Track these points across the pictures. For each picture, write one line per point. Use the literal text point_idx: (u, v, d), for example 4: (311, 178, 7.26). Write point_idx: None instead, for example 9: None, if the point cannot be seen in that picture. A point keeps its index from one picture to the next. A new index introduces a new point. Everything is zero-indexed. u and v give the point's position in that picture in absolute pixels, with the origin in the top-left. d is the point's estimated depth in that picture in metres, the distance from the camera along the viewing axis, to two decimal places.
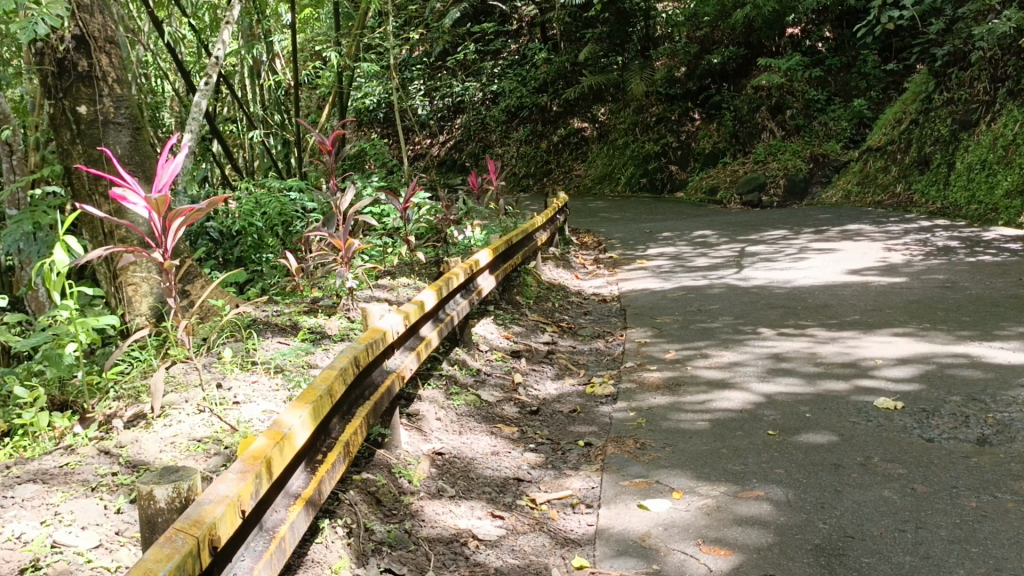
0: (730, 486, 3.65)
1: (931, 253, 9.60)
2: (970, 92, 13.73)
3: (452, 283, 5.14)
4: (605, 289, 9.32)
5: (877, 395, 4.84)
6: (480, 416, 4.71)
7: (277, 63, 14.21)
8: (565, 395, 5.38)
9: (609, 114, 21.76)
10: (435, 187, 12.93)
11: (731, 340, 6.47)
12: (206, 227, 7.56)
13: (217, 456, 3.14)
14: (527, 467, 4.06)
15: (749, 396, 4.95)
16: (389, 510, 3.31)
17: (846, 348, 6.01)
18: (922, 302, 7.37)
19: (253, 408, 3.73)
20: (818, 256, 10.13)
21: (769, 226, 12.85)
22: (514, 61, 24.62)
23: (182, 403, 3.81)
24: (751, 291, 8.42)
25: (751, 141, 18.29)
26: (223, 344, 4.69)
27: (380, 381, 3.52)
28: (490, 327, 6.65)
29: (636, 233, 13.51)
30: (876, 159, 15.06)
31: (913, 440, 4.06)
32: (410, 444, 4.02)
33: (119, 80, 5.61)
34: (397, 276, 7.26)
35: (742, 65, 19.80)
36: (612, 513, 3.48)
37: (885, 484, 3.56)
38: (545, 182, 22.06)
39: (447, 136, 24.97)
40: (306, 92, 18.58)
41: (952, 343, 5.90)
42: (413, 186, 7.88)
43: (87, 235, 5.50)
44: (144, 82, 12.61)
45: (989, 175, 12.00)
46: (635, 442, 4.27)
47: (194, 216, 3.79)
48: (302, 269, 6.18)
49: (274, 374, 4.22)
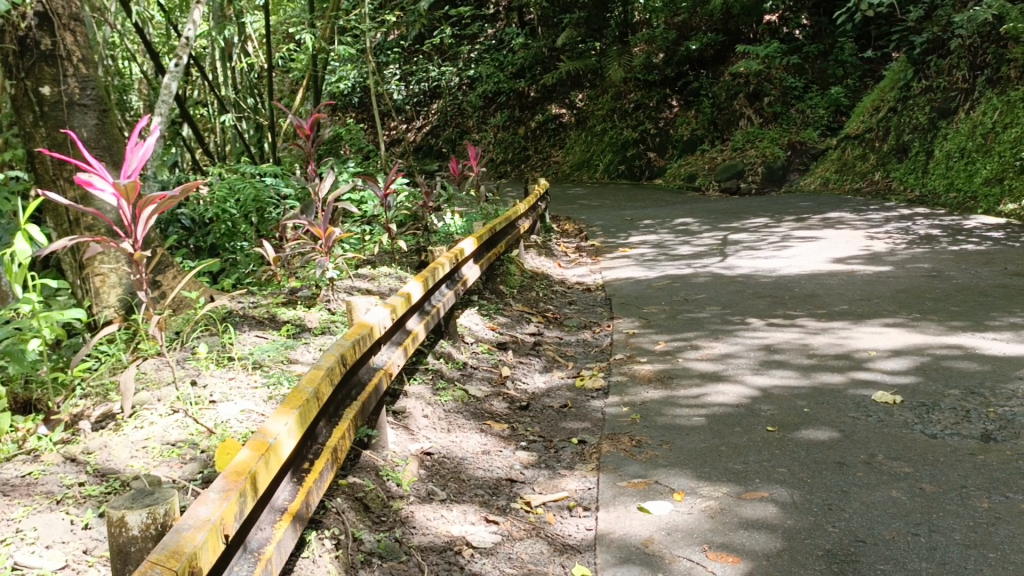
0: (733, 486, 3.51)
1: (915, 241, 9.55)
2: (948, 79, 13.71)
3: (438, 273, 4.95)
4: (588, 278, 9.16)
5: (874, 388, 4.72)
6: (469, 413, 4.53)
7: (249, 45, 13.86)
8: (554, 389, 5.22)
9: (587, 100, 21.58)
10: (413, 172, 12.67)
11: (721, 331, 6.34)
12: (178, 214, 7.36)
13: (193, 462, 2.94)
14: (520, 467, 3.89)
15: (743, 390, 4.82)
16: (379, 517, 3.13)
17: (837, 338, 5.90)
18: (910, 291, 7.27)
19: (231, 407, 3.53)
20: (801, 244, 10.05)
21: (751, 214, 12.76)
22: (491, 45, 24.30)
23: (154, 402, 3.59)
24: (736, 280, 8.30)
25: (729, 128, 18.21)
26: (198, 339, 4.46)
27: (366, 380, 3.33)
28: (474, 318, 6.46)
29: (617, 221, 13.38)
30: (854, 146, 15.01)
31: (916, 437, 3.94)
32: (397, 444, 3.84)
33: (84, 59, 5.33)
34: (378, 266, 7.05)
35: (720, 52, 19.71)
36: (612, 516, 3.32)
37: (892, 484, 3.44)
38: (523, 168, 21.90)
39: (424, 121, 24.69)
40: (279, 76, 18.19)
41: (944, 334, 5.80)
42: (394, 171, 7.64)
43: (50, 223, 5.21)
44: (112, 64, 12.24)
45: (968, 163, 11.97)
46: (630, 439, 4.12)
47: (166, 203, 3.56)
48: (279, 258, 5.94)
49: (252, 371, 4.01)
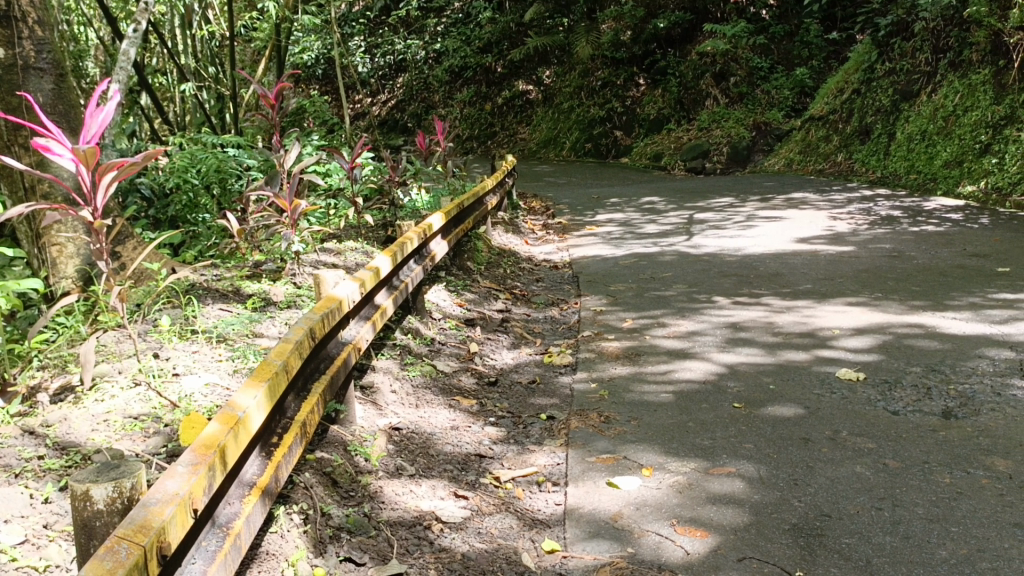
0: (701, 462, 3.53)
1: (876, 222, 9.68)
2: (912, 62, 13.87)
3: (406, 249, 4.90)
4: (555, 255, 9.14)
5: (838, 365, 4.79)
6: (437, 388, 4.50)
7: (211, 14, 13.53)
8: (522, 365, 5.21)
9: (554, 77, 21.47)
10: (379, 146, 12.50)
11: (687, 309, 6.38)
12: (137, 184, 7.06)
13: (157, 436, 2.86)
14: (489, 443, 3.88)
15: (710, 367, 4.85)
16: (347, 492, 3.09)
17: (802, 317, 5.96)
18: (873, 271, 7.37)
19: (195, 381, 3.46)
20: (765, 223, 10.14)
21: (716, 193, 12.84)
22: (458, 19, 23.96)
23: (115, 375, 3.51)
24: (702, 259, 8.34)
25: (695, 108, 18.27)
26: (159, 311, 4.35)
27: (335, 354, 3.29)
28: (442, 294, 6.42)
29: (583, 199, 13.37)
30: (818, 128, 15.15)
31: (879, 413, 4.00)
32: (365, 419, 3.80)
33: (40, 21, 5.14)
34: (343, 240, 6.96)
35: (687, 31, 19.69)
36: (581, 492, 3.32)
37: (856, 459, 3.49)
38: (489, 145, 21.81)
39: (389, 95, 24.40)
40: (241, 45, 17.79)
41: (905, 313, 5.90)
42: (361, 145, 7.51)
43: (4, 189, 5.04)
44: (67, 29, 11.89)
45: (928, 146, 12.14)
46: (599, 415, 4.13)
47: (128, 170, 3.44)
48: (243, 231, 5.82)
49: (216, 344, 3.94)
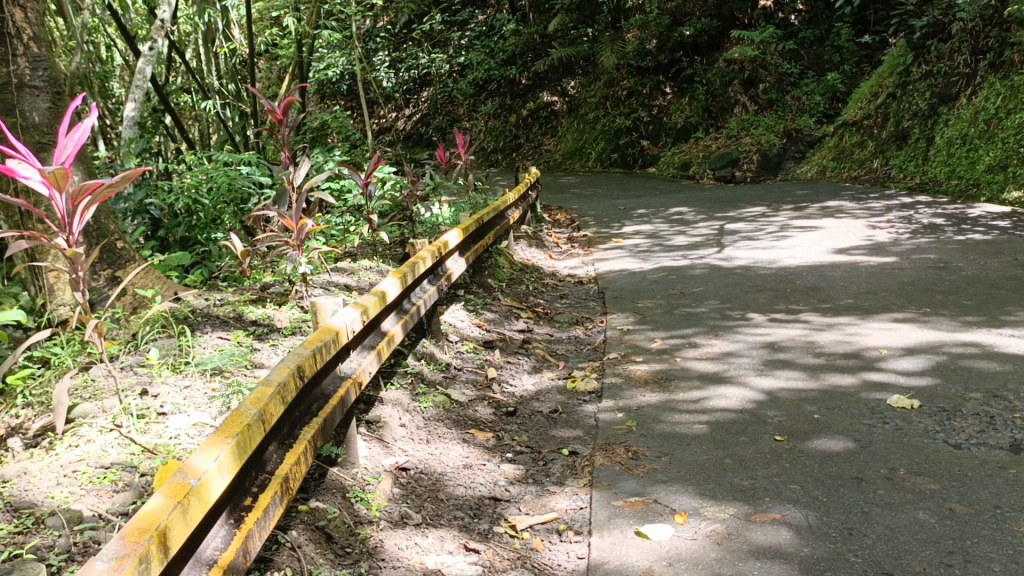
0: (741, 506, 3.15)
1: (918, 231, 9.21)
2: (949, 64, 13.38)
3: (418, 269, 4.58)
4: (581, 270, 8.80)
5: (888, 391, 4.37)
6: (450, 421, 4.17)
7: (232, 31, 13.46)
8: (544, 391, 4.86)
9: (579, 87, 21.20)
10: (402, 162, 12.23)
11: (721, 327, 5.99)
12: (146, 205, 6.82)
13: (126, 491, 2.55)
14: (505, 484, 3.54)
15: (747, 393, 4.47)
16: (342, 549, 2.78)
17: (845, 335, 5.55)
18: (918, 284, 6.92)
19: (182, 420, 3.17)
20: (800, 233, 9.71)
21: (747, 203, 12.40)
22: (482, 32, 23.76)
23: (97, 415, 3.23)
24: (734, 272, 7.95)
25: (724, 116, 17.83)
26: (152, 341, 4.06)
27: (331, 391, 2.97)
28: (460, 314, 6.11)
29: (610, 210, 13.00)
30: (852, 133, 14.66)
31: (939, 447, 3.60)
32: (369, 459, 3.48)
33: (35, 37, 4.91)
34: (357, 259, 6.68)
35: (714, 37, 19.29)
36: (606, 543, 2.97)
37: (918, 504, 3.09)
38: (514, 157, 21.51)
39: (414, 109, 24.22)
40: (265, 62, 17.73)
41: (957, 331, 5.47)
42: (376, 160, 7.22)
43: (3, 215, 4.76)
44: (90, 48, 11.84)
45: (970, 150, 11.64)
46: (626, 451, 3.77)
47: (104, 192, 3.13)
48: (249, 252, 5.56)
49: (210, 378, 3.65)
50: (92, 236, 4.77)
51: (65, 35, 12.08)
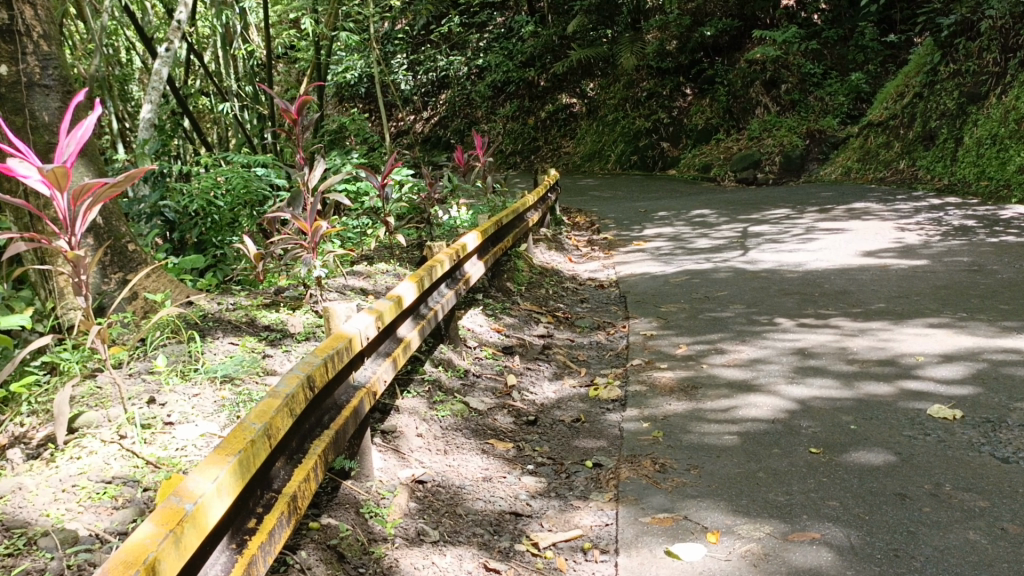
0: (777, 524, 2.97)
1: (949, 233, 8.96)
2: (978, 63, 13.09)
3: (436, 272, 4.42)
4: (601, 273, 8.63)
5: (928, 400, 4.17)
6: (469, 430, 4.01)
7: (251, 34, 13.42)
8: (565, 399, 4.69)
9: (598, 89, 21.01)
10: (420, 163, 12.13)
11: (748, 332, 5.79)
12: (161, 207, 6.70)
13: (126, 508, 2.43)
14: (527, 498, 3.37)
15: (778, 402, 4.27)
16: (355, 569, 2.63)
17: (879, 341, 5.34)
18: (952, 288, 6.69)
19: (189, 431, 3.03)
20: (826, 235, 9.49)
21: (771, 205, 12.17)
22: (501, 34, 23.65)
23: (101, 425, 3.11)
24: (760, 275, 7.75)
25: (745, 117, 17.59)
26: (161, 348, 3.94)
27: (343, 401, 2.82)
28: (479, 319, 5.96)
29: (630, 212, 12.83)
30: (877, 134, 14.37)
31: (986, 461, 3.40)
32: (384, 471, 3.34)
33: (46, 35, 4.81)
34: (374, 262, 6.55)
35: (736, 38, 19.02)
36: (634, 563, 2.80)
37: (967, 523, 2.90)
38: (533, 159, 21.39)
39: (432, 112, 24.18)
40: (284, 65, 17.70)
41: (996, 336, 5.25)
42: (393, 162, 7.06)
43: (12, 216, 4.62)
44: (110, 52, 11.84)
45: (1000, 150, 11.34)
46: (653, 463, 3.59)
47: (107, 192, 3.02)
48: (262, 256, 5.43)
49: (221, 385, 3.52)
50: (102, 237, 4.64)
51: (84, 38, 12.08)
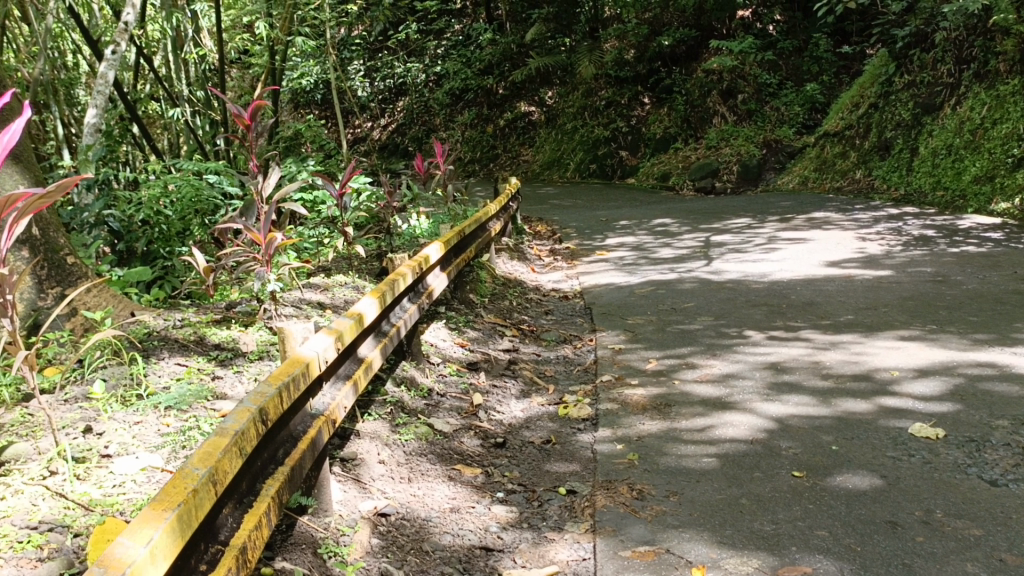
0: (765, 558, 2.80)
1: (910, 243, 8.97)
2: (933, 74, 13.27)
3: (398, 287, 4.19)
4: (565, 284, 8.44)
5: (908, 418, 4.04)
6: (434, 455, 3.79)
7: (202, 37, 13.01)
8: (534, 419, 4.49)
9: (557, 97, 20.92)
10: (377, 171, 11.87)
11: (718, 346, 5.64)
12: (105, 216, 6.35)
13: (52, 561, 2.19)
14: (497, 530, 3.15)
15: (756, 421, 4.12)
16: None
17: (852, 355, 5.23)
18: (918, 299, 6.64)
19: (129, 464, 2.78)
20: (789, 245, 9.44)
21: (732, 214, 12.13)
22: (458, 41, 23.48)
23: (30, 458, 2.84)
24: (725, 286, 7.63)
25: (703, 126, 17.59)
26: (101, 369, 3.65)
27: (300, 432, 2.58)
28: (441, 333, 5.74)
29: (592, 221, 12.70)
30: (833, 144, 14.46)
31: (975, 485, 3.27)
32: (344, 504, 3.10)
33: None
34: (331, 274, 6.29)
35: (692, 48, 19.15)
36: None
37: (964, 554, 2.75)
38: (492, 167, 21.05)
39: (389, 119, 23.92)
40: (238, 71, 17.27)
41: (968, 350, 5.17)
42: (351, 169, 6.79)
43: None
44: (54, 55, 11.35)
45: (955, 160, 11.45)
46: (630, 489, 3.40)
47: (36, 205, 2.72)
48: (212, 270, 5.12)
49: (165, 412, 3.25)
50: (39, 250, 4.31)
51: (25, 40, 11.58)
